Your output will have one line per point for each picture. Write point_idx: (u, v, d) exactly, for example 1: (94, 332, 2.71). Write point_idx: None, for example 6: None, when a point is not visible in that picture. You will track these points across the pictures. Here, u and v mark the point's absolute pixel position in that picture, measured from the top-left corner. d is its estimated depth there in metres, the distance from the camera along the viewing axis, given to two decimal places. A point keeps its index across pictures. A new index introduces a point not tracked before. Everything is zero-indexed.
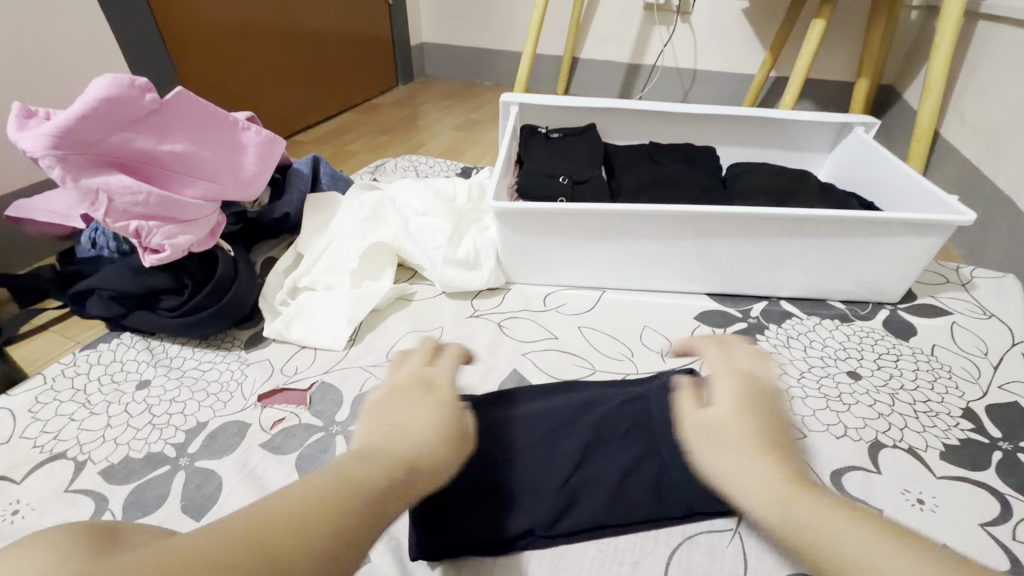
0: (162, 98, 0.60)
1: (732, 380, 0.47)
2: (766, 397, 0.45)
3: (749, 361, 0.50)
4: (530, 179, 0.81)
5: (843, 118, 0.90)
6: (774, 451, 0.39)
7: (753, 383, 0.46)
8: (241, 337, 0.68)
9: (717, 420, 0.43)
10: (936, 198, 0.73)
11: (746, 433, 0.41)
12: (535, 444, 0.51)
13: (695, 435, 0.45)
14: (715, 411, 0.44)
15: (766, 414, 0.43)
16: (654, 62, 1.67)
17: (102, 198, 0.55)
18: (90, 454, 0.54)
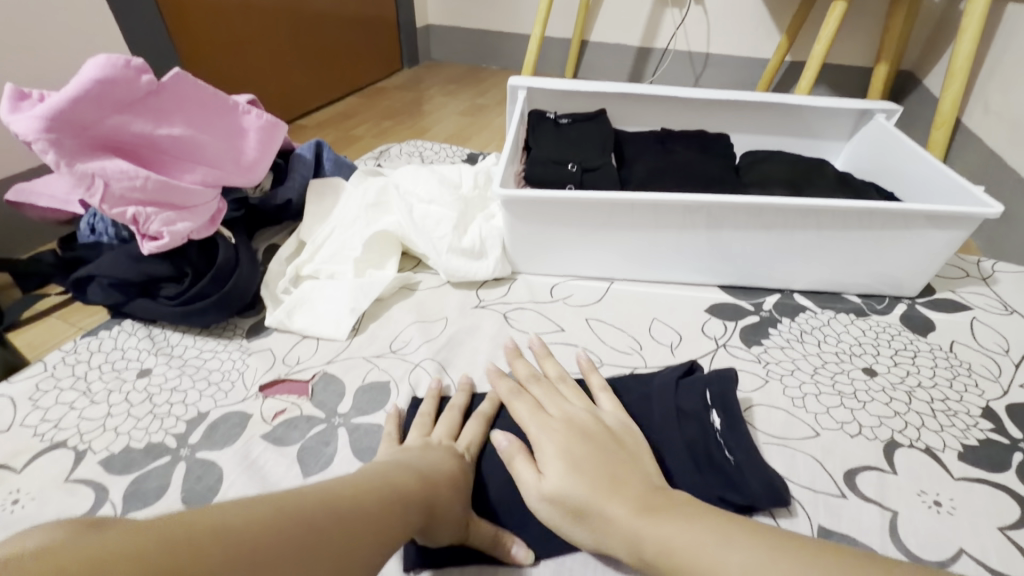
0: (159, 79, 0.58)
1: (552, 437, 0.46)
2: (604, 441, 0.46)
3: (552, 403, 0.51)
4: (538, 166, 0.79)
5: (863, 104, 0.87)
6: (677, 507, 0.39)
7: (573, 428, 0.47)
8: (243, 326, 0.67)
9: (566, 489, 0.42)
10: (962, 189, 0.70)
11: (630, 498, 0.40)
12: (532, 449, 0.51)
13: (551, 505, 0.42)
14: (556, 482, 0.43)
15: (600, 469, 0.42)
16: (666, 46, 1.62)
17: (97, 182, 0.54)
18: (90, 443, 0.53)
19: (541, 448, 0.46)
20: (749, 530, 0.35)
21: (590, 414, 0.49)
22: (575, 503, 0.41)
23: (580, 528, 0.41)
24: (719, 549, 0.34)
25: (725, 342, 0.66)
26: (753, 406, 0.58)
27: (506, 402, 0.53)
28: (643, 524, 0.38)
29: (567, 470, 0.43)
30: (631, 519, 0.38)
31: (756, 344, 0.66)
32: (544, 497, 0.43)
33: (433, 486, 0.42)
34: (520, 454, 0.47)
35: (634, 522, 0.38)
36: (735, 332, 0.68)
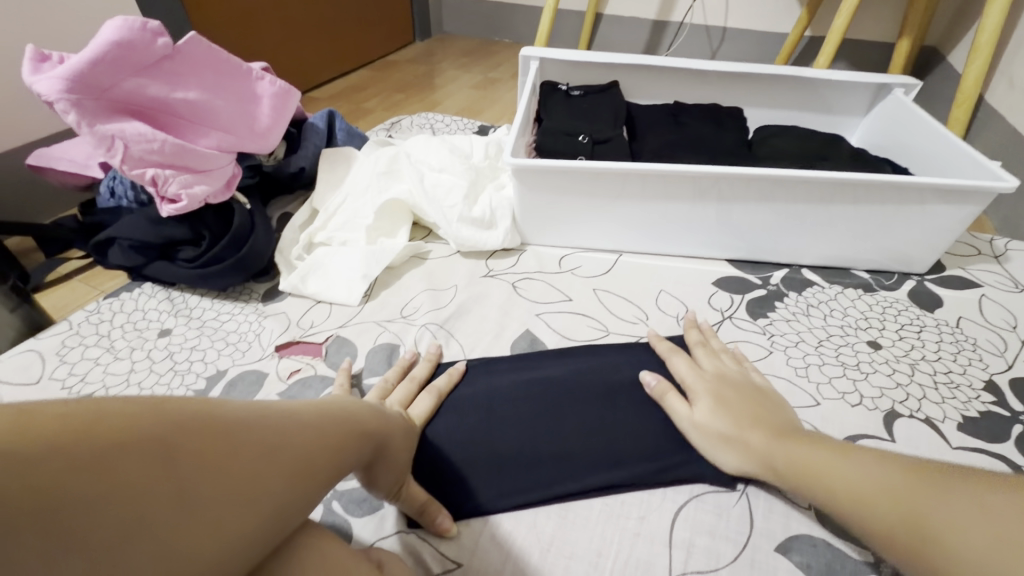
0: (174, 42, 0.59)
1: (702, 381, 0.52)
2: (753, 391, 0.50)
3: (706, 361, 0.55)
4: (549, 137, 0.79)
5: (882, 78, 0.85)
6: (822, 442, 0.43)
7: (722, 379, 0.52)
8: (258, 290, 0.69)
9: (715, 424, 0.48)
10: (977, 164, 0.69)
11: (765, 430, 0.46)
12: (537, 407, 0.53)
13: (702, 438, 0.48)
14: (707, 415, 0.48)
15: (743, 409, 0.48)
16: (683, 19, 1.58)
17: (117, 144, 0.55)
18: (116, 396, 0.56)
19: (692, 392, 0.51)
20: (874, 457, 0.39)
21: (742, 371, 0.53)
22: (721, 432, 0.47)
23: (723, 452, 0.47)
24: (850, 471, 0.39)
25: (731, 313, 0.67)
26: None
27: (667, 359, 0.56)
28: (783, 449, 0.44)
29: (717, 409, 0.49)
30: (769, 447, 0.44)
31: (762, 317, 0.67)
32: (693, 425, 0.49)
33: (389, 429, 0.42)
34: (671, 393, 0.52)
35: (772, 450, 0.44)
36: (741, 305, 0.69)
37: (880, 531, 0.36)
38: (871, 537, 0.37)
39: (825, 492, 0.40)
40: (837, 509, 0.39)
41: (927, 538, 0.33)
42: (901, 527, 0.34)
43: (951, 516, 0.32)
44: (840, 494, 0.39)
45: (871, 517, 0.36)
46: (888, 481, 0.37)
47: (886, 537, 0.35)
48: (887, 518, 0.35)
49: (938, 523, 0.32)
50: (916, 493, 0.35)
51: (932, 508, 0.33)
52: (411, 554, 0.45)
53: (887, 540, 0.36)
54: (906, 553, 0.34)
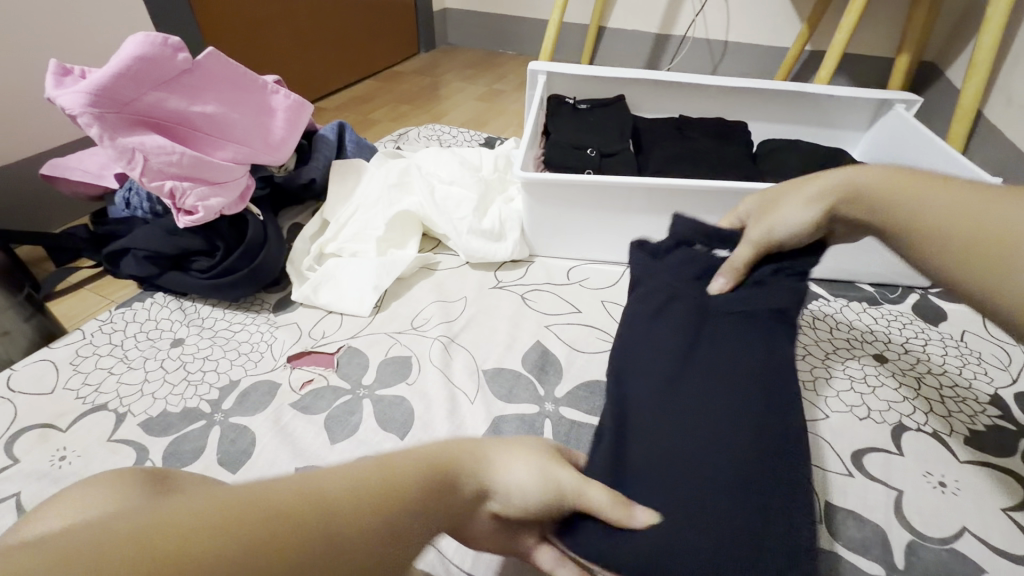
0: (193, 57, 0.59)
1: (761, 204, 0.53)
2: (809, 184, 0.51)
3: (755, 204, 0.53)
4: (557, 150, 0.80)
5: (883, 94, 0.87)
6: (899, 183, 0.42)
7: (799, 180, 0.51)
8: (270, 301, 0.69)
9: (801, 180, 0.50)
10: (978, 180, 0.71)
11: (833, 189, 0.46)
12: (656, 423, 0.42)
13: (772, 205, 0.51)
14: (772, 210, 0.50)
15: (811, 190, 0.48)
16: (685, 33, 1.61)
17: (138, 157, 0.56)
18: (130, 406, 0.56)
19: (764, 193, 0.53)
20: (973, 189, 0.37)
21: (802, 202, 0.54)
22: (792, 190, 0.50)
23: (787, 198, 0.49)
24: (937, 198, 0.38)
25: None
26: None
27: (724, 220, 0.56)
28: (866, 174, 0.44)
29: (795, 182, 0.50)
30: (853, 179, 0.45)
31: None
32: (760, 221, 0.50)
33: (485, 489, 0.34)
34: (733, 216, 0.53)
35: (854, 180, 0.45)
36: None
37: (949, 241, 0.36)
38: (937, 263, 0.37)
39: (909, 209, 0.39)
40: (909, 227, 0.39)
41: (1002, 249, 0.32)
42: (968, 236, 0.34)
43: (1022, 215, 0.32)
44: (919, 215, 0.38)
45: (935, 236, 0.37)
46: (963, 201, 0.36)
47: (953, 257, 0.35)
48: (957, 233, 0.35)
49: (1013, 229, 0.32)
50: (997, 202, 0.34)
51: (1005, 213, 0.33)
52: (425, 566, 0.45)
53: (947, 249, 0.36)
54: (964, 271, 0.34)
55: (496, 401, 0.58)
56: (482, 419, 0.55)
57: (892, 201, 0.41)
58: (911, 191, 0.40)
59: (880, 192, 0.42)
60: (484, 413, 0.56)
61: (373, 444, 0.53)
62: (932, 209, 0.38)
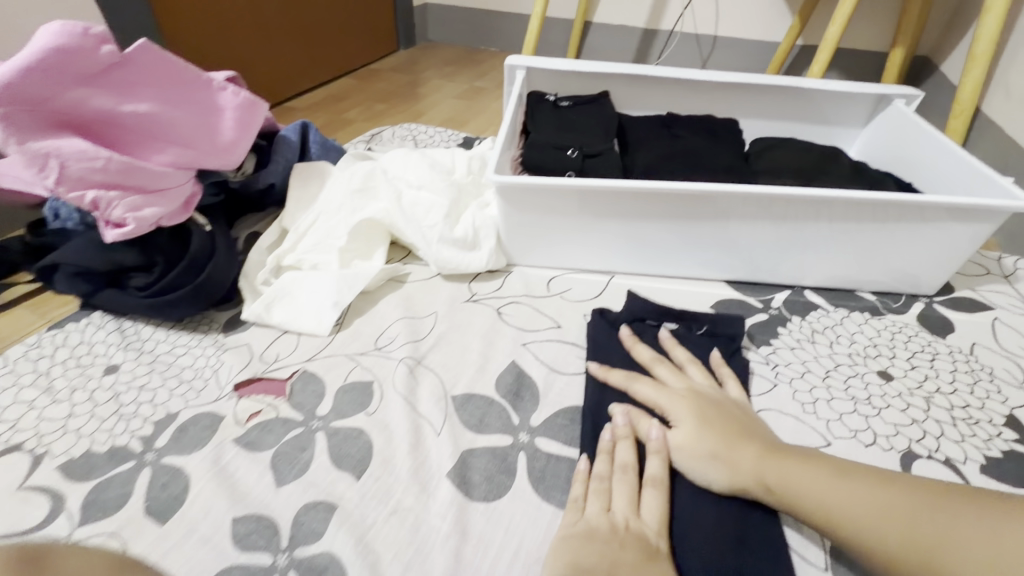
0: (122, 50, 0.53)
1: (678, 401, 0.49)
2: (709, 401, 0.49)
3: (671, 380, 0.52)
4: (535, 151, 0.74)
5: (881, 89, 0.82)
6: (806, 462, 0.42)
7: (698, 400, 0.49)
8: (219, 320, 0.63)
9: (700, 442, 0.45)
10: (988, 181, 0.66)
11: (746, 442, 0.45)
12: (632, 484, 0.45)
13: (685, 458, 0.45)
14: (688, 435, 0.46)
15: (722, 424, 0.46)
16: (673, 28, 1.55)
17: (52, 163, 0.49)
18: (50, 446, 0.49)
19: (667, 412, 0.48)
20: (884, 484, 0.39)
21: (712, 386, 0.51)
22: (700, 446, 0.45)
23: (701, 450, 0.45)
24: (854, 503, 0.39)
25: None
26: (760, 411, 0.54)
27: (626, 388, 0.52)
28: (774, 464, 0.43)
29: (696, 420, 0.47)
30: (756, 462, 0.43)
31: (765, 345, 0.62)
32: (674, 449, 0.46)
33: None
34: (643, 416, 0.49)
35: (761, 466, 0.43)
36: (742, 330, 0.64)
37: (882, 549, 0.36)
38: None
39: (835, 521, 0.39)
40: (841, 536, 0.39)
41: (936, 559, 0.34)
42: (907, 555, 0.35)
43: (960, 540, 0.34)
44: (847, 525, 0.38)
45: (877, 541, 0.37)
46: (882, 504, 0.38)
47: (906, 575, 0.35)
48: (900, 544, 0.36)
49: (954, 554, 0.33)
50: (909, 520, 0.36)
51: (939, 534, 0.35)
52: None
53: (897, 571, 0.36)
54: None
55: (465, 431, 0.52)
56: (449, 453, 0.50)
57: (815, 490, 0.40)
58: (829, 478, 0.41)
59: (801, 477, 0.41)
60: (451, 446, 0.50)
61: (325, 486, 0.47)
62: (859, 500, 0.38)
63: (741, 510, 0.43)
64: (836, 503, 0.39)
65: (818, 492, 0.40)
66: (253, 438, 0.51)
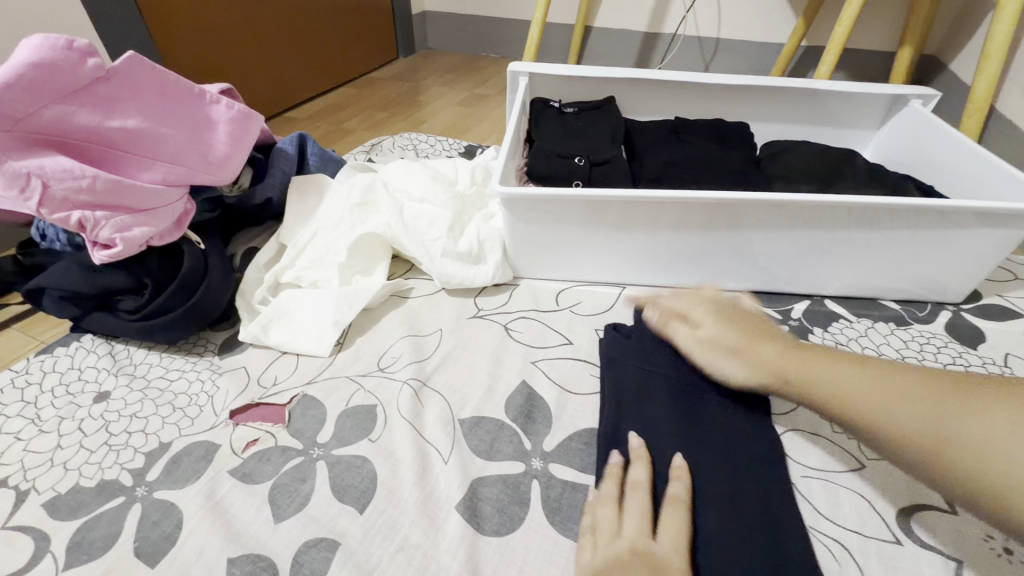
0: (108, 63, 0.50)
1: (702, 305, 0.54)
2: (741, 311, 0.53)
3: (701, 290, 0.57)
4: (541, 160, 0.72)
5: (897, 89, 0.79)
6: (838, 360, 0.44)
7: (724, 305, 0.54)
8: (215, 341, 0.60)
9: (722, 336, 0.50)
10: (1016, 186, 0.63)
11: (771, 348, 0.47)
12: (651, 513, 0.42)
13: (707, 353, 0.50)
14: (711, 331, 0.50)
15: (746, 328, 0.50)
16: (675, 31, 1.54)
17: (34, 183, 0.47)
18: (35, 481, 0.47)
19: (691, 309, 0.54)
20: (909, 377, 0.39)
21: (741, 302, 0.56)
22: (726, 346, 0.49)
23: (728, 352, 0.49)
24: (883, 398, 0.39)
25: None
26: (787, 432, 0.51)
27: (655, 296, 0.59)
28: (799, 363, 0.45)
29: (730, 325, 0.51)
30: (778, 356, 0.46)
31: None
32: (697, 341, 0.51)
33: None
34: (676, 317, 0.54)
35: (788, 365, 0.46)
36: None
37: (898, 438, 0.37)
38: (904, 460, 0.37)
39: (857, 409, 0.40)
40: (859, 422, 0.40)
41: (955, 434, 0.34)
42: (913, 426, 0.36)
43: (972, 425, 0.34)
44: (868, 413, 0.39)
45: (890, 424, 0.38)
46: (901, 389, 0.39)
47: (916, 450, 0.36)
48: (913, 429, 0.36)
49: (953, 436, 0.34)
50: (935, 402, 0.36)
51: (949, 417, 0.35)
52: None
53: (903, 445, 0.37)
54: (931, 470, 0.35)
55: (474, 458, 0.49)
56: (458, 483, 0.47)
57: (833, 378, 0.42)
58: (852, 373, 0.42)
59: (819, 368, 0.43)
60: (460, 475, 0.47)
61: (326, 521, 0.44)
62: (872, 388, 0.40)
63: (773, 546, 0.41)
64: (850, 391, 0.41)
65: (834, 381, 0.42)
66: (251, 470, 0.48)
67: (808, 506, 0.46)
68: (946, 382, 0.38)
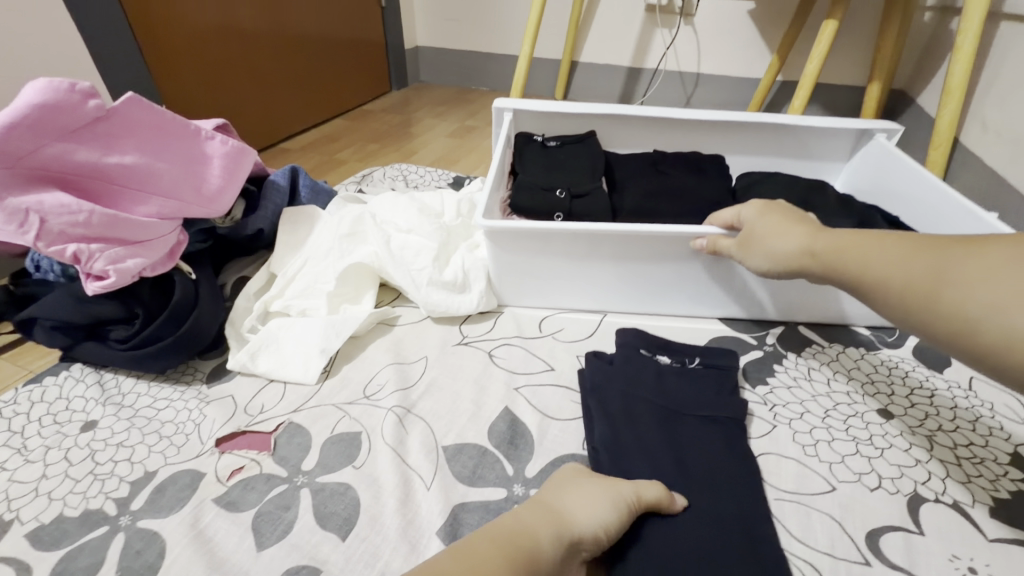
0: (108, 103, 0.53)
1: None
2: None
3: None
4: (524, 193, 0.75)
5: (863, 124, 0.83)
6: (857, 236, 0.44)
7: None
8: (203, 370, 0.61)
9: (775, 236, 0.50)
10: (974, 218, 0.67)
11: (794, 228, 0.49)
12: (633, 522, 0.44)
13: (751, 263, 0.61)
14: None
15: None
16: (657, 66, 1.60)
17: (33, 219, 0.49)
18: (19, 512, 0.47)
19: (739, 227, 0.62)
20: (910, 243, 0.40)
21: None
22: (767, 238, 0.51)
23: (774, 246, 0.50)
24: (881, 251, 0.41)
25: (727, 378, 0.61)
26: (761, 455, 0.53)
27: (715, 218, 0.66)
28: (825, 238, 0.46)
29: (779, 220, 0.51)
30: (814, 241, 0.47)
31: (762, 384, 0.61)
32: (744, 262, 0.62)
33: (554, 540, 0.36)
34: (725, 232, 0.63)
35: (814, 242, 0.47)
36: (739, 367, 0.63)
37: (894, 298, 0.39)
38: (884, 309, 0.41)
39: (854, 264, 0.43)
40: (858, 278, 0.42)
41: (943, 282, 0.36)
42: (904, 286, 0.39)
43: (959, 275, 0.35)
44: (863, 268, 0.42)
45: (880, 284, 0.40)
46: (902, 253, 0.40)
47: (903, 300, 0.38)
48: (904, 288, 0.39)
49: (947, 291, 0.36)
50: (944, 257, 0.37)
51: (942, 271, 0.36)
52: None
53: (894, 301, 0.39)
54: (917, 316, 0.38)
55: (456, 484, 0.50)
56: (439, 509, 0.48)
57: (837, 250, 0.44)
58: (861, 246, 0.43)
59: (829, 246, 0.45)
60: (441, 501, 0.48)
61: (308, 548, 0.45)
62: (873, 257, 0.41)
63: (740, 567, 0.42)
64: (845, 258, 0.44)
65: (835, 256, 0.44)
66: (235, 497, 0.48)
67: (780, 529, 0.47)
68: (943, 243, 0.38)
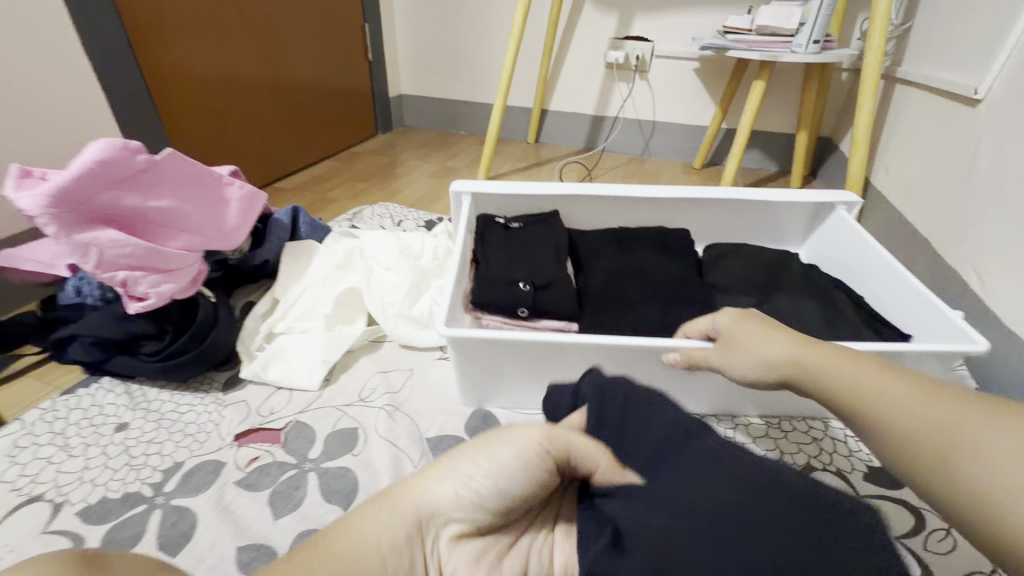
0: (152, 156, 0.65)
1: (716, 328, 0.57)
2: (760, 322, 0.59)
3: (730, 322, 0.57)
4: (487, 288, 0.78)
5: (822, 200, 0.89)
6: (863, 363, 0.44)
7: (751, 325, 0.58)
8: (219, 379, 0.71)
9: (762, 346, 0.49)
10: (944, 316, 0.69)
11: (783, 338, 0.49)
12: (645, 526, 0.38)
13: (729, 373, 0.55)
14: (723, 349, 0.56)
15: None
16: (617, 115, 1.80)
17: (92, 251, 0.59)
18: (67, 495, 0.56)
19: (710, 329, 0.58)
20: (933, 393, 0.39)
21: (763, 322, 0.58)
22: (751, 344, 0.50)
23: (761, 353, 0.49)
24: (893, 394, 0.40)
25: None
26: None
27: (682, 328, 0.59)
28: (815, 354, 0.46)
29: (759, 328, 0.51)
30: (812, 359, 0.46)
31: None
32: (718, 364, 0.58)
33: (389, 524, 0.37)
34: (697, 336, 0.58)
35: (804, 356, 0.47)
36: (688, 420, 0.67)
37: (904, 446, 0.38)
38: (887, 452, 0.39)
39: (861, 394, 0.42)
40: (865, 414, 0.41)
41: (950, 444, 0.36)
42: (920, 435, 0.37)
43: (982, 440, 0.34)
44: (866, 406, 0.41)
45: (892, 425, 0.39)
46: (917, 399, 0.39)
47: (908, 452, 0.38)
48: (917, 436, 0.37)
49: (963, 454, 0.35)
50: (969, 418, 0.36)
51: (962, 431, 0.35)
52: None
53: (901, 448, 0.38)
54: (921, 467, 0.37)
55: None
56: None
57: (842, 376, 0.44)
58: (872, 379, 0.42)
59: (833, 370, 0.44)
60: None
61: (315, 517, 0.54)
62: (884, 396, 0.41)
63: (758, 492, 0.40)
64: (848, 384, 0.43)
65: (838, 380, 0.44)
66: (253, 477, 0.58)
67: None
68: (969, 402, 0.37)
